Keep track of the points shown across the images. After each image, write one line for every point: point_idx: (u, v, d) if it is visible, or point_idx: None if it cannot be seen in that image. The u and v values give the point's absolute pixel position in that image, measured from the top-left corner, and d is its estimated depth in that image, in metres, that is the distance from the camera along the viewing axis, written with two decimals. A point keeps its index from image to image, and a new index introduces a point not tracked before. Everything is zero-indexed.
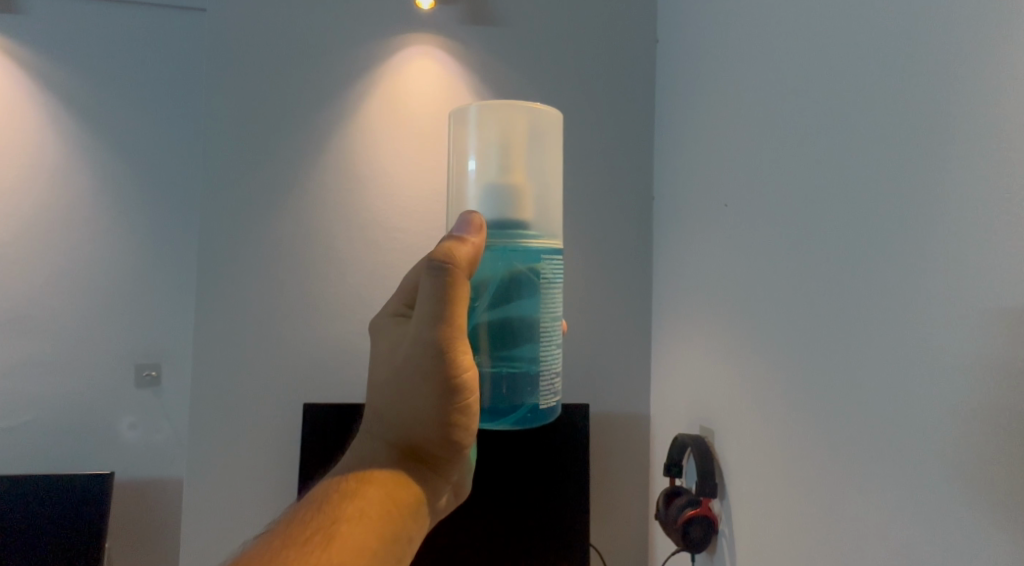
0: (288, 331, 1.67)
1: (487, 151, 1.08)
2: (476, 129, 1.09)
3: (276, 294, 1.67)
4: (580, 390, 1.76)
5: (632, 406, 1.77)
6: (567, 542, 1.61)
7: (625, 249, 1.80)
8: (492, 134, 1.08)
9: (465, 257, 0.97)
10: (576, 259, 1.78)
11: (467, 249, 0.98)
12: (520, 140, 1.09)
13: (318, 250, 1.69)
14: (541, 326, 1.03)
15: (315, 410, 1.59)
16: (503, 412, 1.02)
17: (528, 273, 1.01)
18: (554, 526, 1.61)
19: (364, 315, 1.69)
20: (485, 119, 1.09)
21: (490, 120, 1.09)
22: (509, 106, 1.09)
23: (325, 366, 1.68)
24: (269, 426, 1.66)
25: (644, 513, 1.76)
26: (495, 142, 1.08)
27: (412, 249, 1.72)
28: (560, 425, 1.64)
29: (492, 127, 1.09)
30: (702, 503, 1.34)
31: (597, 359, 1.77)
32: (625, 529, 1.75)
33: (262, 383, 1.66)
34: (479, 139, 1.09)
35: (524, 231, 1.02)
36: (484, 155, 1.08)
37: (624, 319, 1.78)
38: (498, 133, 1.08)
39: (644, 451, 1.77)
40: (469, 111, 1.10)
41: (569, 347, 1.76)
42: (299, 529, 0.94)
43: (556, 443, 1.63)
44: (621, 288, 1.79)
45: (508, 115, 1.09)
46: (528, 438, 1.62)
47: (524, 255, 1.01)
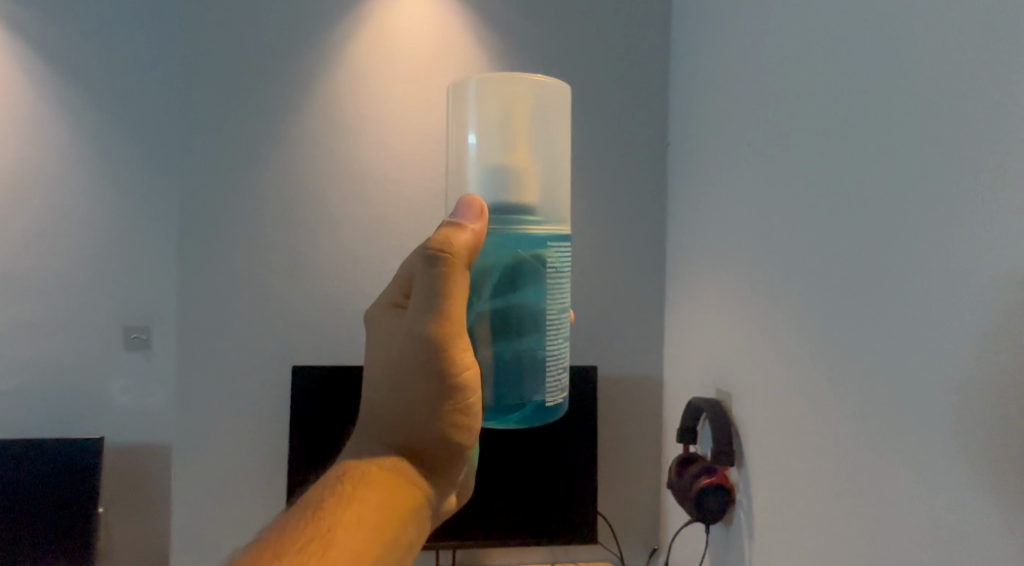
0: (278, 290, 1.58)
1: (494, 126, 0.96)
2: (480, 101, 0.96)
3: (263, 252, 1.58)
4: (588, 351, 1.66)
5: (644, 368, 1.67)
6: (574, 510, 1.54)
7: (637, 200, 1.67)
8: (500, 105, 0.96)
9: (464, 244, 0.88)
10: (584, 212, 1.66)
11: (467, 233, 0.89)
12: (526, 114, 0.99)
13: (308, 204, 1.59)
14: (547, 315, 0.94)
15: (306, 373, 1.51)
16: (510, 412, 0.94)
17: (533, 259, 0.91)
18: (561, 493, 1.54)
19: (358, 273, 1.60)
20: (490, 87, 0.96)
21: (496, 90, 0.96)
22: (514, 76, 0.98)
23: (318, 327, 1.59)
24: (261, 390, 1.58)
25: (657, 479, 1.68)
26: (499, 114, 0.96)
27: (407, 202, 1.61)
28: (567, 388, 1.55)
29: (499, 96, 0.96)
30: (715, 471, 1.24)
31: (606, 318, 1.66)
32: (637, 496, 1.67)
33: (251, 345, 1.58)
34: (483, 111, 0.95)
35: (526, 212, 0.92)
36: (491, 132, 0.96)
37: (635, 276, 1.67)
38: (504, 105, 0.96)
39: (657, 415, 1.68)
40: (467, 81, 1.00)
41: (576, 306, 1.66)
42: (292, 537, 0.85)
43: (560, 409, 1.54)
44: (632, 243, 1.67)
45: (515, 87, 0.98)
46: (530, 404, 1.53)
47: (527, 237, 0.90)
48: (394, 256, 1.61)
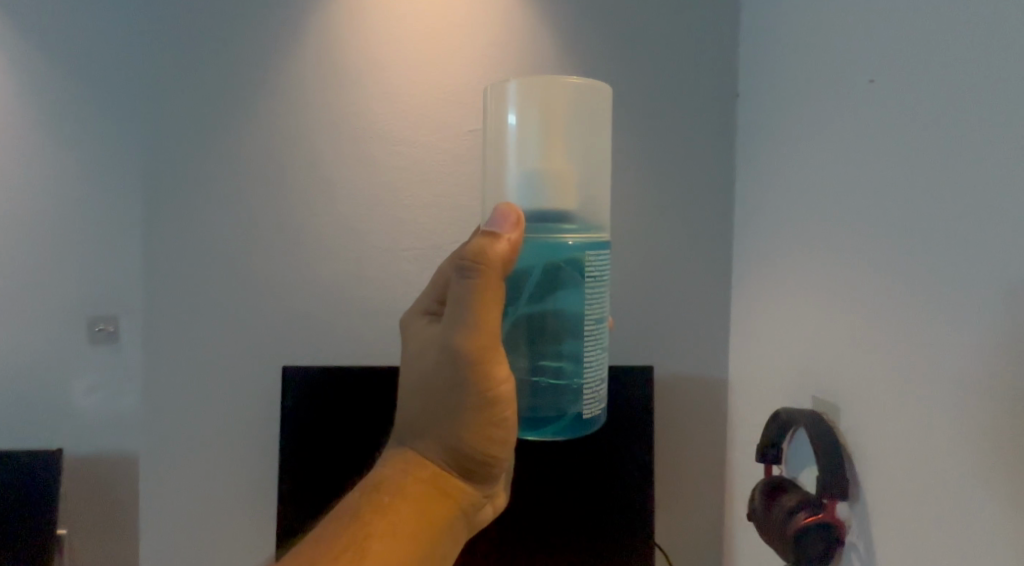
0: (266, 276, 1.32)
1: (539, 135, 0.99)
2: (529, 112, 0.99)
3: (248, 227, 1.31)
4: (638, 348, 1.38)
5: (705, 367, 1.40)
6: (625, 540, 1.29)
7: (699, 164, 1.36)
8: (548, 116, 0.99)
9: (493, 252, 0.91)
10: (634, 176, 1.36)
11: (497, 242, 0.91)
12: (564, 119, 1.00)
13: (301, 168, 1.32)
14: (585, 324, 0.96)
15: (299, 378, 1.26)
16: (546, 422, 0.98)
17: (570, 269, 0.93)
18: (609, 521, 1.28)
19: (361, 250, 1.33)
20: (540, 98, 0.99)
21: (545, 100, 0.99)
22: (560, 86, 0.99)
23: (315, 319, 1.33)
24: (250, 391, 1.33)
25: (719, 498, 1.42)
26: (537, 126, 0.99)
27: (419, 167, 1.33)
28: (615, 395, 1.29)
29: (548, 107, 0.99)
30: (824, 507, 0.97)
31: (659, 305, 1.38)
32: (694, 517, 1.41)
33: (236, 340, 1.32)
34: (529, 123, 0.99)
35: (566, 224, 0.96)
36: (533, 141, 0.99)
37: (695, 254, 1.38)
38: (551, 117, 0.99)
39: (720, 423, 1.41)
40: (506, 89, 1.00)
41: (622, 290, 1.38)
42: (352, 516, 0.95)
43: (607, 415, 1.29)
44: (692, 216, 1.37)
45: (559, 96, 1.00)
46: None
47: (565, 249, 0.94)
48: (405, 230, 1.34)
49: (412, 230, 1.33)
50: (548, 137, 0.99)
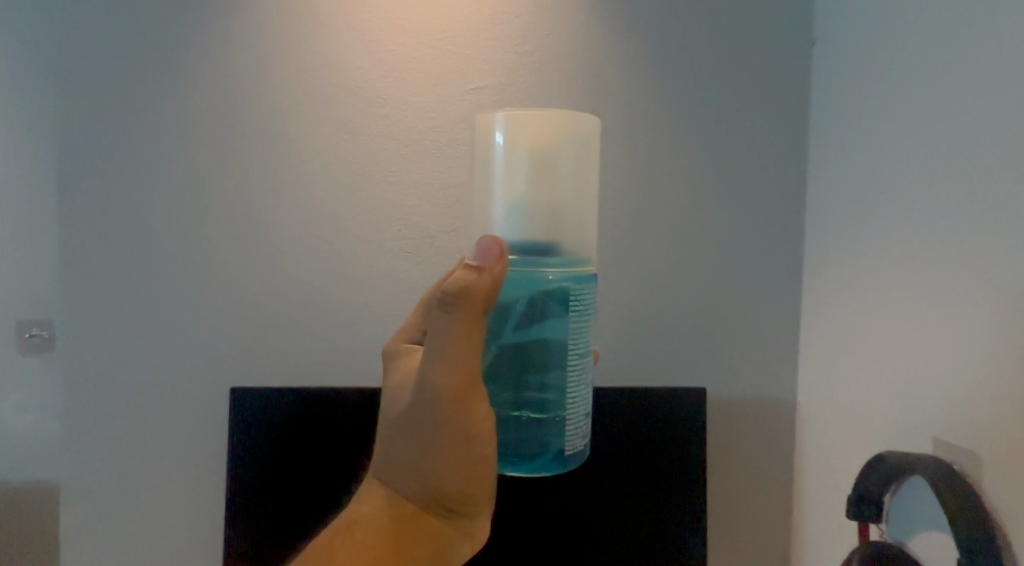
0: (219, 278, 1.07)
1: (530, 176, 0.77)
2: (520, 149, 0.78)
3: (203, 215, 1.06)
4: (683, 369, 1.11)
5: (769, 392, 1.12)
6: None
7: (759, 140, 1.10)
8: (543, 152, 0.77)
9: (474, 292, 0.73)
10: (685, 153, 1.09)
11: (478, 283, 0.73)
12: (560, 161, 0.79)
13: (271, 141, 1.06)
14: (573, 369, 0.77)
15: (259, 403, 1.00)
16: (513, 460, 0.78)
17: (553, 304, 0.75)
18: None
19: (344, 245, 1.07)
20: (535, 133, 0.77)
21: (539, 134, 0.77)
22: (559, 115, 0.78)
23: (281, 331, 1.08)
24: (205, 415, 1.08)
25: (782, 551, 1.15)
26: (530, 165, 0.77)
27: (411, 143, 1.07)
28: (659, 428, 1.03)
29: (543, 143, 0.77)
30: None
31: (715, 316, 1.11)
32: None
33: (189, 352, 1.07)
34: (519, 160, 0.77)
35: (552, 260, 0.76)
36: (523, 184, 0.77)
37: (759, 252, 1.11)
38: (547, 154, 0.77)
39: (784, 460, 1.13)
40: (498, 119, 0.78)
41: (669, 296, 1.10)
42: None
43: (653, 451, 1.02)
44: (757, 202, 1.10)
45: (557, 129, 0.78)
46: (606, 445, 1.01)
47: (546, 282, 0.75)
48: (399, 222, 1.07)
49: (407, 223, 1.07)
50: (540, 181, 0.77)
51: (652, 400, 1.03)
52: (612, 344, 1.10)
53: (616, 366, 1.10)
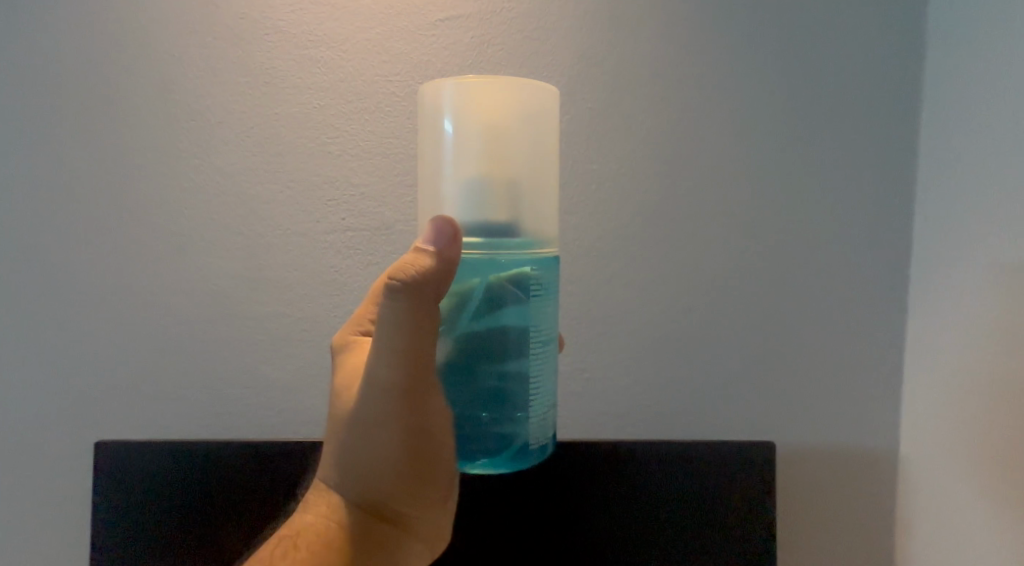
0: (58, 287, 0.73)
1: (491, 177, 0.48)
2: (472, 135, 0.48)
3: (37, 201, 0.73)
4: (740, 409, 0.76)
5: (860, 437, 0.77)
6: None
7: (844, 74, 0.74)
8: (507, 140, 0.49)
9: (436, 288, 0.46)
10: (745, 107, 0.74)
11: (441, 277, 0.46)
12: (520, 152, 0.49)
13: (138, 90, 0.72)
14: (540, 396, 0.48)
15: (117, 461, 0.67)
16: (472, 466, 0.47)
17: (511, 290, 0.46)
18: None
19: (240, 244, 0.73)
20: (492, 112, 0.49)
21: (500, 109, 0.49)
22: (516, 84, 0.49)
23: (149, 361, 0.74)
24: (39, 492, 0.74)
25: None
26: (476, 156, 0.48)
27: (330, 80, 0.73)
28: (718, 497, 0.68)
29: (507, 125, 0.49)
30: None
31: (784, 343, 0.76)
32: None
33: (17, 401, 0.73)
34: (465, 149, 0.48)
35: (508, 238, 0.47)
36: (480, 188, 0.48)
37: (850, 253, 0.75)
38: (502, 137, 0.49)
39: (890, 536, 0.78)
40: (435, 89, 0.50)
41: (718, 314, 0.75)
42: None
43: (713, 548, 0.68)
44: (846, 178, 0.75)
45: (526, 104, 0.50)
46: (643, 539, 0.68)
47: (497, 258, 0.46)
48: (320, 210, 0.73)
49: (334, 212, 0.73)
50: (492, 175, 0.48)
51: (715, 471, 0.69)
52: (635, 384, 0.75)
53: (640, 407, 0.75)
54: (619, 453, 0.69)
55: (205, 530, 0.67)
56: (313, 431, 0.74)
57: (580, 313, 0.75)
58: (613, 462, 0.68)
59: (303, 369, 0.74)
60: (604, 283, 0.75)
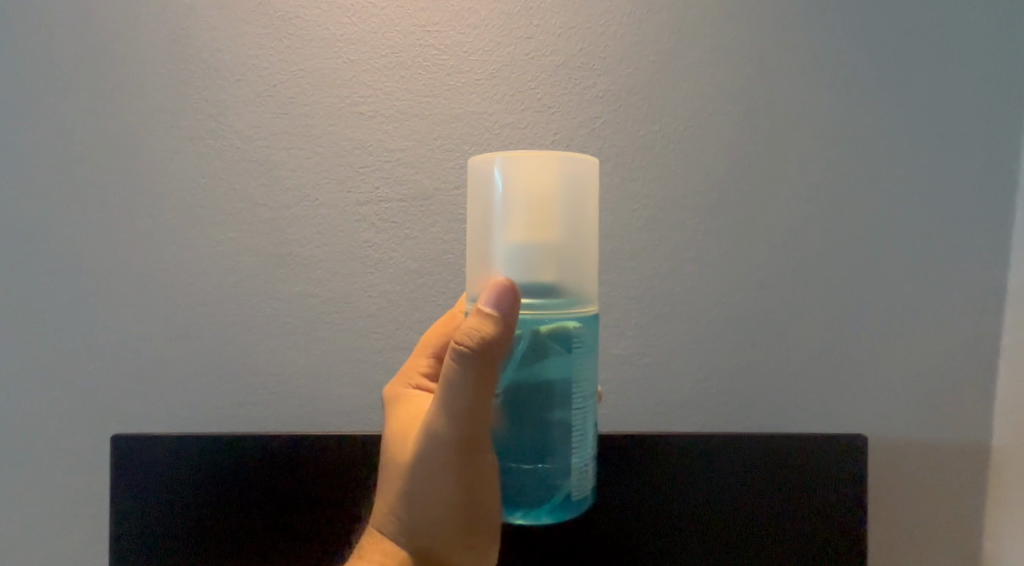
0: (70, 264, 0.67)
1: (539, 256, 0.43)
2: (524, 212, 0.43)
3: (45, 170, 0.66)
4: (820, 396, 0.68)
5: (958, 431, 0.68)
6: None
7: (946, 21, 0.65)
8: (557, 217, 0.43)
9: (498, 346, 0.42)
10: (830, 60, 0.66)
11: (502, 341, 0.42)
12: (562, 233, 0.43)
13: (148, 48, 0.65)
14: (583, 459, 0.43)
15: (138, 455, 0.61)
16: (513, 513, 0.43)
17: (552, 344, 0.42)
18: None
19: (264, 218, 0.66)
20: (547, 189, 0.43)
21: (548, 188, 0.43)
22: (559, 159, 0.43)
23: (168, 345, 0.67)
24: (51, 487, 0.68)
25: None
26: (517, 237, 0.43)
27: (365, 34, 0.65)
28: (804, 504, 0.59)
29: (553, 205, 0.43)
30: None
31: (867, 327, 0.68)
32: None
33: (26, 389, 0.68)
34: (505, 227, 0.43)
35: (550, 297, 0.43)
36: (518, 266, 0.43)
37: (945, 226, 0.67)
38: (546, 216, 0.43)
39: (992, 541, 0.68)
40: (479, 161, 0.45)
41: (794, 294, 0.67)
42: None
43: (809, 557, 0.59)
44: (944, 139, 0.66)
45: (572, 181, 0.44)
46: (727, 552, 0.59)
47: (539, 317, 0.42)
48: (350, 179, 0.66)
49: (369, 181, 0.66)
50: (531, 261, 0.43)
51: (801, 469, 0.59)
52: (700, 372, 0.68)
53: (709, 394, 0.68)
54: (687, 458, 0.59)
55: (231, 527, 0.60)
56: (344, 424, 0.67)
57: (641, 292, 0.68)
58: (681, 467, 0.59)
59: (333, 356, 0.67)
60: (665, 259, 0.67)
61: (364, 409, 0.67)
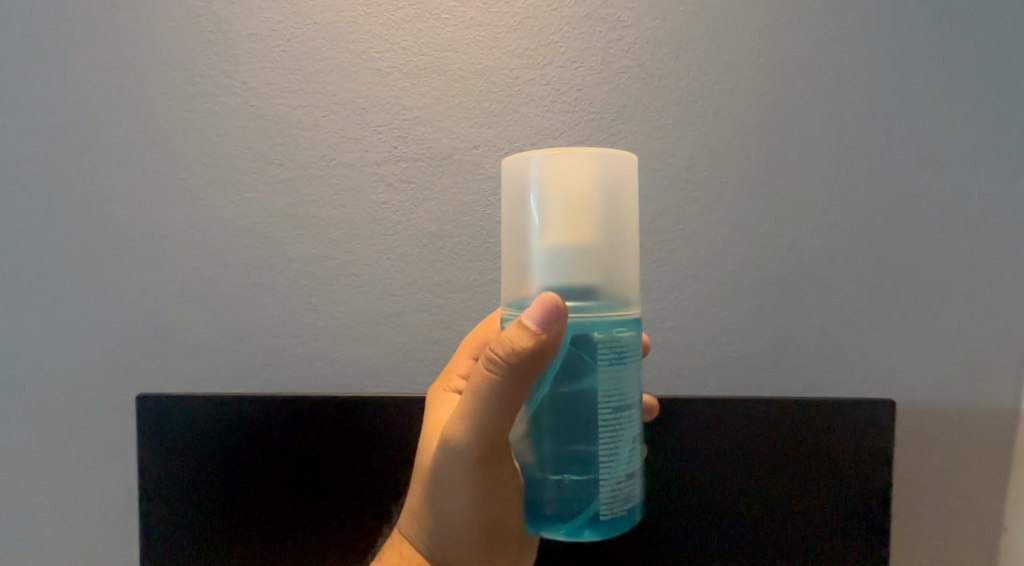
0: (92, 222, 0.67)
1: (577, 260, 0.41)
2: (561, 214, 0.42)
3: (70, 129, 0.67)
4: (851, 364, 0.65)
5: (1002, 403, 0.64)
6: None
7: None
8: (594, 220, 0.42)
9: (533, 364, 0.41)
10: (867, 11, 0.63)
11: (535, 360, 0.41)
12: (599, 234, 0.42)
13: (167, 6, 0.65)
14: (625, 470, 0.42)
15: (160, 413, 0.62)
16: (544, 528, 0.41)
17: (588, 353, 0.40)
18: None
19: (280, 177, 0.66)
20: (585, 191, 0.42)
21: (584, 189, 0.42)
22: (593, 158, 0.42)
23: (187, 305, 0.68)
24: (76, 444, 0.69)
25: None
26: (554, 241, 0.41)
27: None
28: (823, 463, 0.58)
29: (590, 207, 0.42)
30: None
31: (902, 292, 0.65)
32: None
33: (53, 344, 0.69)
34: (543, 230, 0.42)
35: (590, 302, 0.41)
36: (558, 271, 0.41)
37: (992, 190, 0.63)
38: (584, 218, 0.42)
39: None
40: (514, 162, 0.43)
41: (826, 257, 0.65)
42: None
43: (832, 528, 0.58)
44: (990, 92, 0.62)
45: (606, 180, 0.42)
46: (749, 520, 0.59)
47: (579, 322, 0.41)
48: (366, 138, 0.65)
49: (386, 139, 0.64)
50: (570, 265, 0.41)
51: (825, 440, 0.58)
52: (724, 336, 0.66)
53: (733, 359, 0.67)
54: (710, 428, 0.59)
55: (250, 484, 0.61)
56: (363, 387, 0.67)
57: (664, 253, 0.66)
58: (703, 435, 0.59)
59: (351, 319, 0.66)
60: (690, 220, 0.65)
61: (382, 374, 0.66)
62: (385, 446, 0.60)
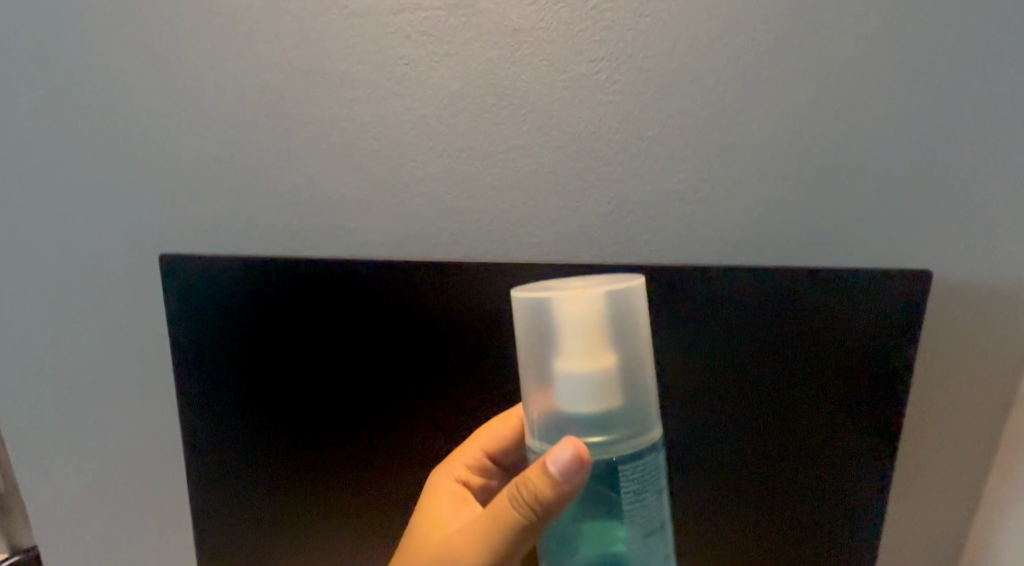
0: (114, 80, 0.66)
1: (598, 390, 0.38)
2: (577, 357, 0.38)
3: None
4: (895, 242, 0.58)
5: None
6: None
7: None
8: (611, 365, 0.38)
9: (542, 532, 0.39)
10: None
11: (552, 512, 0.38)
12: (617, 371, 0.38)
13: None
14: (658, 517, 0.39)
15: (188, 274, 0.62)
16: None
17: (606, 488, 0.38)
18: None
19: (290, 29, 0.62)
20: (605, 328, 0.38)
21: (598, 313, 0.38)
22: (605, 293, 0.38)
23: (206, 165, 0.67)
24: (119, 296, 0.73)
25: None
26: (574, 393, 0.38)
27: None
28: (843, 332, 0.51)
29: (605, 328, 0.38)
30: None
31: (967, 161, 0.56)
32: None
33: (85, 205, 0.71)
34: (565, 366, 0.38)
35: (613, 437, 0.38)
36: (583, 396, 0.38)
37: None
38: (602, 333, 0.38)
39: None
40: (526, 297, 0.40)
41: (888, 123, 0.56)
42: None
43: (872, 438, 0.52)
44: None
45: (621, 304, 0.39)
46: (770, 406, 0.54)
47: (599, 450, 0.38)
48: None
49: None
50: (592, 408, 0.38)
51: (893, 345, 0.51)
52: (757, 210, 0.60)
53: (764, 235, 0.60)
54: (756, 308, 0.52)
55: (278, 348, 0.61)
56: (389, 256, 0.66)
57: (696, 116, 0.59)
58: (711, 297, 0.53)
59: (371, 186, 0.64)
60: (731, 79, 0.58)
61: (402, 243, 0.65)
62: (435, 315, 0.58)
